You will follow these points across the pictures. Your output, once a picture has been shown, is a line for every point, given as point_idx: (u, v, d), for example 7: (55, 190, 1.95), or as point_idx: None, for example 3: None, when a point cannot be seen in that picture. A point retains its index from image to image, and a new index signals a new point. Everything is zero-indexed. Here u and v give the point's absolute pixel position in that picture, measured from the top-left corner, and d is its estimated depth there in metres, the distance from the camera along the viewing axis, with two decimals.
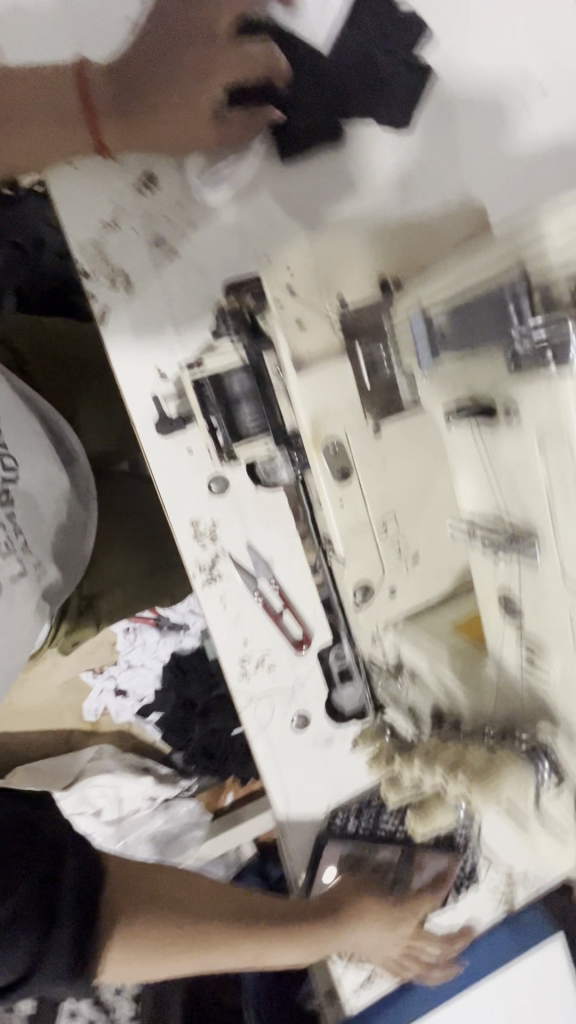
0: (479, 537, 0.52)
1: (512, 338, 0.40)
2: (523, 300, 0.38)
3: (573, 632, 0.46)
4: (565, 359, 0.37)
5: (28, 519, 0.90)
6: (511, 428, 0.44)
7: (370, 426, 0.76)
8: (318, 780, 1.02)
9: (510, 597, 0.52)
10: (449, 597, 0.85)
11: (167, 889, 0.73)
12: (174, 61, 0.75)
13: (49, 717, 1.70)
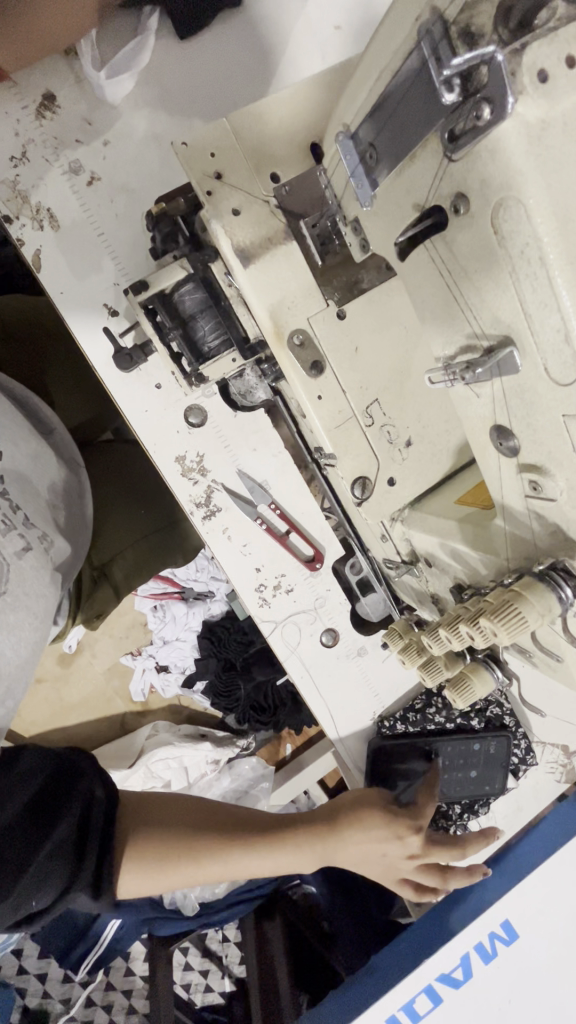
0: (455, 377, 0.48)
1: (442, 102, 0.37)
2: (442, 56, 0.37)
3: (561, 433, 0.43)
4: (499, 108, 0.34)
5: (26, 493, 0.87)
6: (461, 223, 0.40)
7: (332, 309, 0.72)
8: (357, 692, 1.03)
9: (502, 425, 0.48)
10: (450, 477, 0.82)
11: (189, 814, 0.71)
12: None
13: (102, 704, 1.76)
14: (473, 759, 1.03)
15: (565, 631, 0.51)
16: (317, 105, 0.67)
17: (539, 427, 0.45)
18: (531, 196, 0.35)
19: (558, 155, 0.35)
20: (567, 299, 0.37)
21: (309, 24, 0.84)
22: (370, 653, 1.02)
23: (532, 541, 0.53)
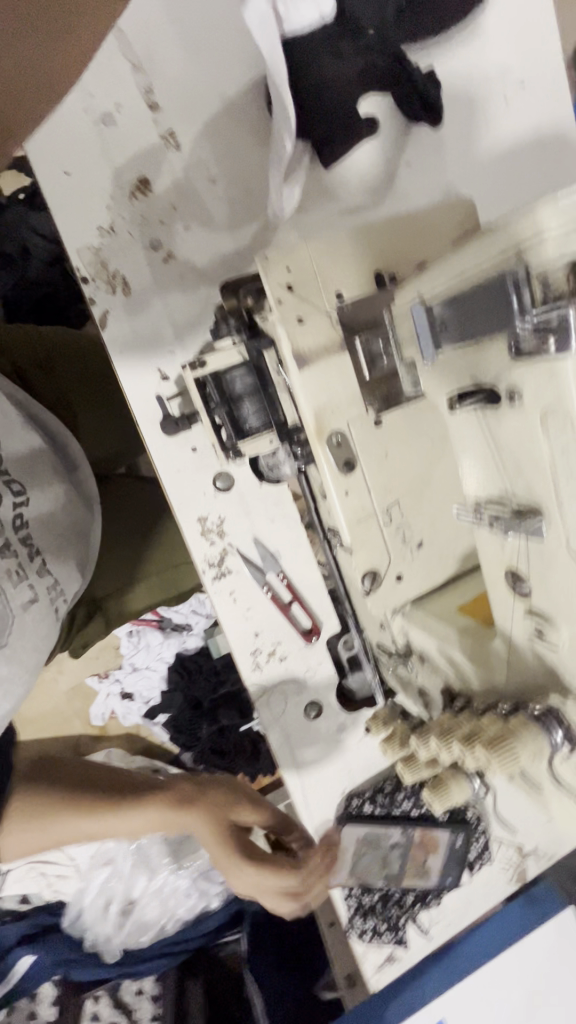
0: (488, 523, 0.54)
1: (516, 323, 0.42)
2: (523, 287, 0.41)
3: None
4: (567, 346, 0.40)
5: (45, 539, 0.91)
6: (514, 411, 0.46)
7: (370, 416, 0.78)
8: (332, 766, 1.05)
9: (521, 573, 0.53)
10: (453, 580, 0.88)
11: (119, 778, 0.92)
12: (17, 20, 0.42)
13: (60, 727, 1.72)
14: (431, 850, 1.05)
15: (552, 771, 0.55)
16: (384, 246, 0.76)
17: (554, 586, 0.50)
18: None
19: None
20: None
21: (383, 157, 0.93)
22: (349, 730, 1.05)
23: (532, 675, 0.59)
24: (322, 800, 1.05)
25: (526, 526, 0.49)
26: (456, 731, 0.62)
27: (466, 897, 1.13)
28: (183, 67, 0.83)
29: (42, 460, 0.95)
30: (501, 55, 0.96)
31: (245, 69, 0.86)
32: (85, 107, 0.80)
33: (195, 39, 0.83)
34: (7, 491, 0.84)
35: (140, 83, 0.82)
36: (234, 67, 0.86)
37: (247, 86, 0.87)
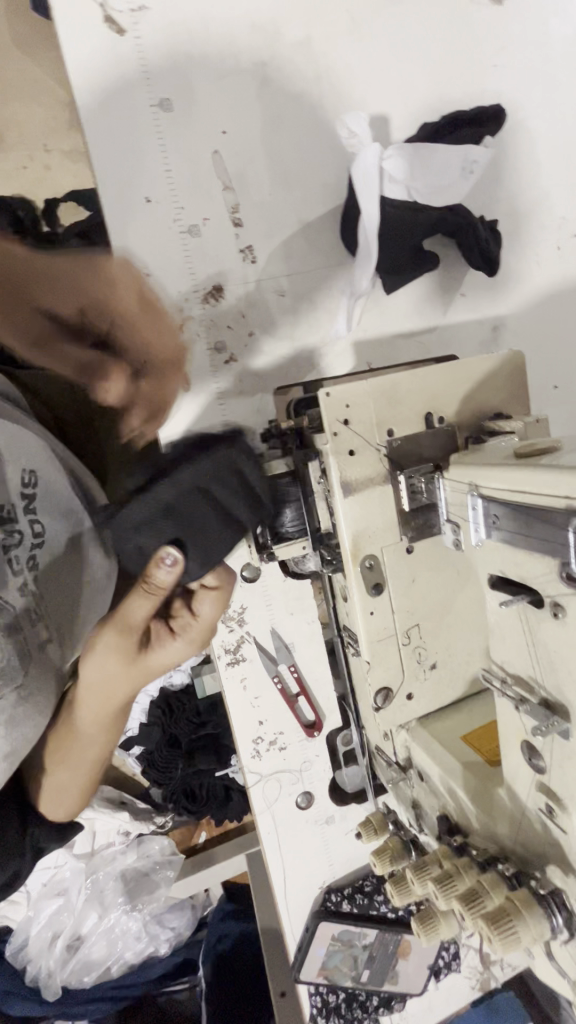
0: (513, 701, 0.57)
1: (570, 562, 0.45)
2: None
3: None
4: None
5: None
6: (556, 621, 0.50)
7: (403, 544, 0.82)
8: (314, 857, 1.06)
9: (541, 753, 0.56)
10: (459, 702, 0.91)
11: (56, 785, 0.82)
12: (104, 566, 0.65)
13: None
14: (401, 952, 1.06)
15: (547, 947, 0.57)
16: (441, 388, 0.80)
17: (570, 779, 0.53)
18: None
19: None
20: None
21: (440, 287, 0.99)
22: (335, 823, 1.06)
23: (535, 840, 0.61)
24: (300, 889, 1.06)
25: (552, 722, 0.52)
26: (453, 882, 0.63)
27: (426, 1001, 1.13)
28: (269, 193, 0.90)
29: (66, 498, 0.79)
30: (558, 212, 1.03)
31: (326, 199, 0.92)
32: (174, 219, 0.86)
33: (284, 170, 0.90)
34: (27, 528, 0.70)
35: (227, 202, 0.88)
36: (316, 195, 0.91)
37: (325, 214, 0.92)
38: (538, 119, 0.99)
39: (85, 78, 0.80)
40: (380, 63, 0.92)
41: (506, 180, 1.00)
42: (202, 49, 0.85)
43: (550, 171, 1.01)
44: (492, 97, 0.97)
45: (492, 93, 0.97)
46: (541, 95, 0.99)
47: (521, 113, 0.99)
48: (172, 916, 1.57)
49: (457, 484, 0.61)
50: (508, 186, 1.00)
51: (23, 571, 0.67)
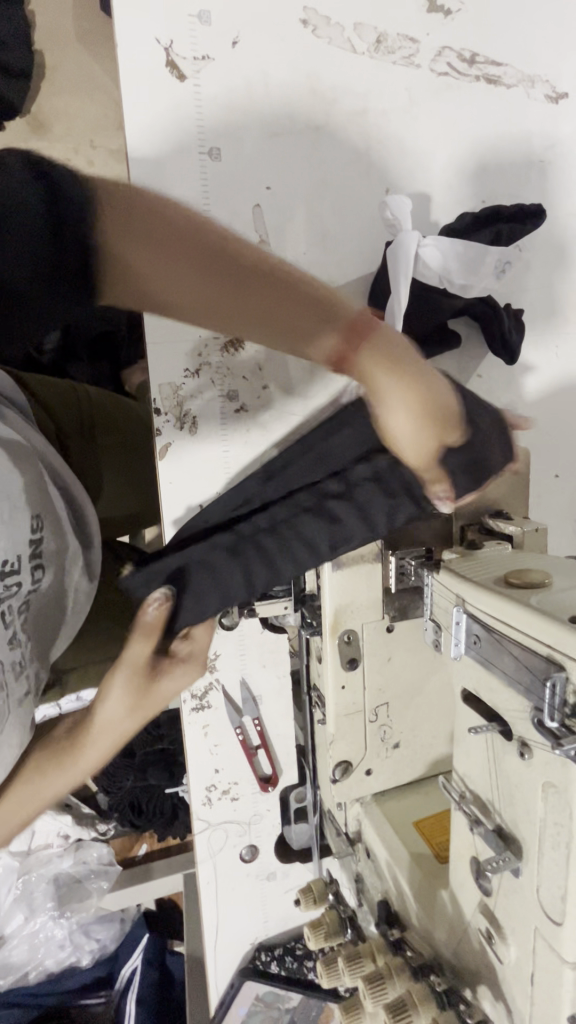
0: (469, 821, 0.57)
1: (544, 714, 0.45)
2: (558, 688, 0.44)
3: (532, 943, 0.51)
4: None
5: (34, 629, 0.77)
6: (521, 760, 0.50)
7: (384, 622, 0.82)
8: (251, 912, 1.04)
9: (490, 880, 0.56)
10: (417, 784, 0.90)
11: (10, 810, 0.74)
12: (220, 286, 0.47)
13: None
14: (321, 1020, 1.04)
15: None
16: None
17: (514, 915, 0.53)
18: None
19: None
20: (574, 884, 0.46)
21: (457, 367, 0.99)
22: (277, 881, 1.05)
23: (471, 958, 0.61)
24: (232, 943, 1.04)
25: (505, 858, 0.51)
26: None
27: None
28: (303, 254, 0.90)
29: (60, 526, 0.85)
30: None
31: (358, 266, 0.93)
32: None
33: (322, 233, 0.90)
34: (29, 577, 0.74)
35: None
36: (348, 262, 0.92)
37: (355, 281, 0.93)
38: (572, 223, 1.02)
39: (140, 120, 0.81)
40: (429, 145, 0.93)
41: (534, 275, 1.01)
42: (260, 109, 0.85)
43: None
44: (531, 196, 0.99)
45: (531, 193, 0.99)
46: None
47: (556, 214, 1.01)
48: (99, 926, 1.54)
49: (443, 591, 0.61)
50: (535, 280, 1.01)
51: (17, 618, 0.71)
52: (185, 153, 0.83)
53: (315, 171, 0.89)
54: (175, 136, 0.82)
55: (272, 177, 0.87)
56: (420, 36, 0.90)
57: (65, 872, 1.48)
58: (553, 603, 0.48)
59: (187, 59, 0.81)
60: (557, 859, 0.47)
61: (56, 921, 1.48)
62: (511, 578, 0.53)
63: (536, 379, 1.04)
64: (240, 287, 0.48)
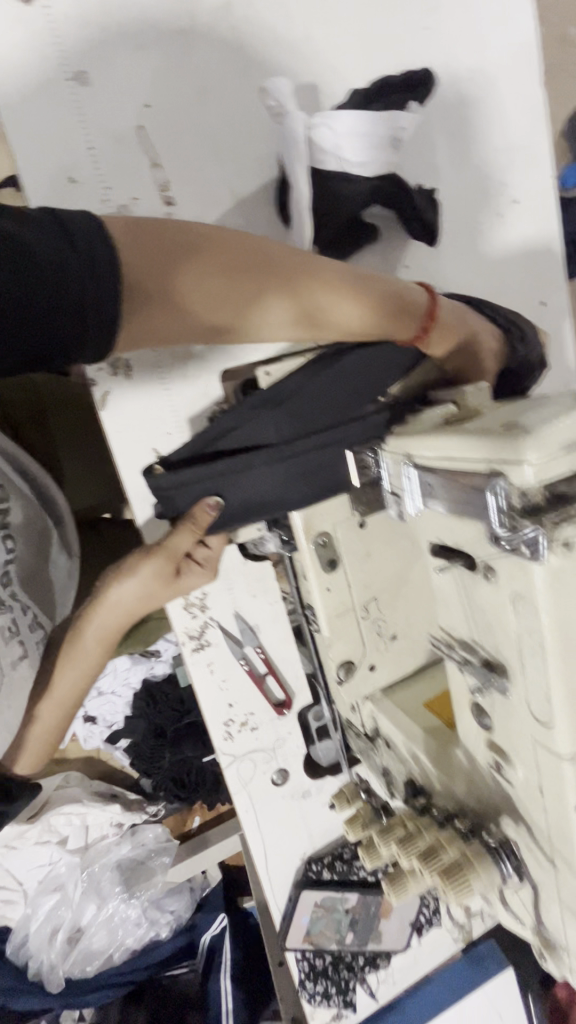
0: (460, 663, 0.59)
1: (493, 527, 0.46)
2: (501, 495, 0.44)
3: (533, 753, 0.53)
4: (540, 555, 0.44)
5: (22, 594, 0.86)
6: (488, 584, 0.51)
7: (355, 519, 0.83)
8: (294, 831, 1.08)
9: (490, 713, 0.58)
10: (423, 670, 0.92)
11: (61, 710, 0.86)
12: (199, 268, 0.63)
13: None
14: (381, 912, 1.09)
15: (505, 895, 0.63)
16: None
17: (514, 734, 0.55)
18: (543, 609, 0.46)
19: (569, 585, 0.45)
20: (555, 681, 0.48)
21: (382, 258, 0.97)
22: (312, 796, 1.08)
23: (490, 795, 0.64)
24: (283, 864, 1.08)
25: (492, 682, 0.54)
26: (414, 843, 0.69)
27: (412, 957, 1.17)
28: (200, 169, 0.87)
29: (25, 503, 0.90)
30: (494, 181, 1.03)
31: (259, 172, 0.89)
32: (102, 200, 0.83)
33: (214, 144, 0.87)
34: (3, 551, 0.81)
35: (156, 180, 0.85)
36: (248, 169, 0.89)
37: (259, 187, 0.90)
38: (468, 88, 0.99)
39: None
40: (305, 34, 0.89)
41: (440, 152, 0.99)
42: (121, 23, 0.81)
43: (484, 141, 1.01)
44: (422, 66, 0.96)
45: (421, 63, 0.96)
46: (468, 64, 0.98)
47: (449, 82, 0.98)
48: (170, 899, 1.63)
49: (394, 457, 0.61)
50: (442, 156, 0.99)
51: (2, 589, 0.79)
52: (51, 83, 0.79)
53: (193, 78, 0.85)
54: (36, 67, 0.78)
55: (149, 93, 0.83)
56: None
57: (125, 856, 1.56)
58: (489, 423, 0.48)
59: None
60: (535, 664, 0.49)
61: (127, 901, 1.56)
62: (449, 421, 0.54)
63: (462, 259, 1.03)
64: (227, 263, 0.64)
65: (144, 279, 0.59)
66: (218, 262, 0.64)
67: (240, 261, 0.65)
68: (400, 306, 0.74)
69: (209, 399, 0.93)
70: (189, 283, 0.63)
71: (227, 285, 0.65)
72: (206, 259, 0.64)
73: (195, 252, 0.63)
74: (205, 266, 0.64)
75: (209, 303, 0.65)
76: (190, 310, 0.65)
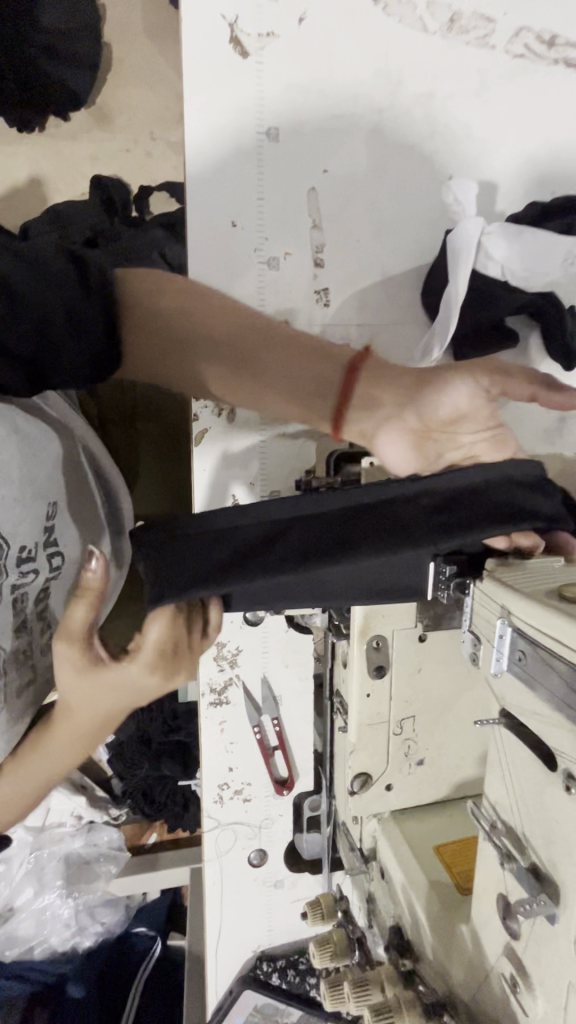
0: (508, 864, 0.51)
1: None
2: None
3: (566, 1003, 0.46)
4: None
5: (61, 601, 0.80)
6: (568, 796, 0.44)
7: (416, 630, 0.76)
8: (254, 923, 1.01)
9: (524, 925, 0.50)
10: (443, 804, 0.85)
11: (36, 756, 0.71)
12: (169, 309, 0.62)
13: None
14: None
15: None
16: None
17: (545, 966, 0.48)
18: None
19: None
20: None
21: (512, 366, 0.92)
22: (283, 890, 1.01)
23: (490, 1002, 0.56)
24: (233, 955, 1.00)
25: (539, 901, 0.46)
26: None
27: None
28: (356, 240, 0.86)
29: (84, 511, 0.86)
30: None
31: (414, 256, 0.89)
32: (255, 248, 0.83)
33: (378, 220, 0.87)
34: (45, 565, 0.74)
35: (312, 242, 0.85)
36: (402, 251, 0.88)
37: (409, 272, 0.89)
38: None
39: (194, 93, 0.79)
40: (498, 128, 0.88)
41: None
42: (323, 94, 0.83)
43: None
44: None
45: None
46: None
47: None
48: (104, 910, 1.43)
49: (487, 599, 0.56)
50: None
51: (32, 607, 0.72)
52: (240, 138, 0.81)
53: (376, 156, 0.85)
54: (231, 118, 0.80)
55: (328, 161, 0.84)
56: (499, 23, 0.86)
57: (76, 852, 1.40)
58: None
59: (255, 51, 0.80)
60: None
61: (63, 900, 1.38)
62: (565, 591, 0.48)
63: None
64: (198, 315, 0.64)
65: (153, 297, 0.61)
66: (199, 317, 0.64)
67: (310, 348, 0.68)
68: (455, 416, 0.68)
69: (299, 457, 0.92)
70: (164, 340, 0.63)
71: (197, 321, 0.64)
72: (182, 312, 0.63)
73: (174, 293, 0.63)
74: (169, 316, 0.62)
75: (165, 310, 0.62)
76: (167, 321, 0.62)
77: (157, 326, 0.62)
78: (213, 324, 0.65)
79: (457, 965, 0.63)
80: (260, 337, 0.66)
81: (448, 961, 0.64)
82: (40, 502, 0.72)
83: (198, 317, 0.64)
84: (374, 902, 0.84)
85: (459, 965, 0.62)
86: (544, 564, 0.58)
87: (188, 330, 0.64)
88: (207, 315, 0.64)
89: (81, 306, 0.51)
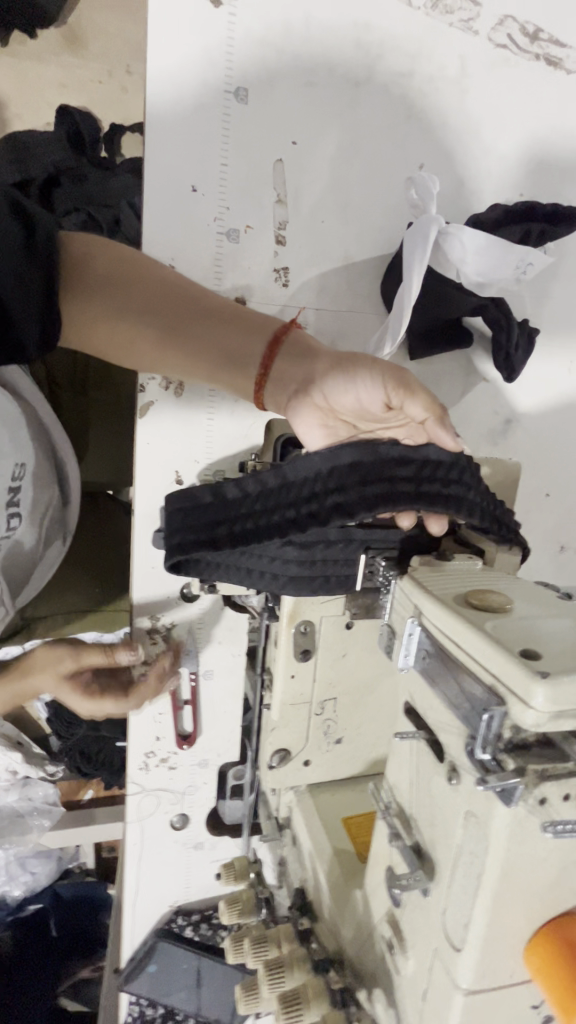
0: (395, 843, 0.55)
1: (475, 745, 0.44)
2: (494, 722, 0.42)
3: (429, 961, 0.51)
4: (508, 803, 0.41)
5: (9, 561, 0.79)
6: (449, 784, 0.48)
7: (343, 618, 0.78)
8: (172, 880, 1.05)
9: (404, 898, 0.54)
10: (357, 777, 0.90)
11: None
12: (109, 282, 0.69)
13: None
14: None
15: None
16: None
17: (417, 930, 0.53)
18: (491, 844, 0.43)
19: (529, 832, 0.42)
20: (477, 920, 0.44)
21: (461, 363, 0.94)
22: (204, 850, 1.06)
23: (371, 959, 0.62)
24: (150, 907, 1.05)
25: (416, 876, 0.51)
26: None
27: None
28: (320, 221, 0.84)
29: (42, 472, 0.84)
30: None
31: (376, 244, 0.87)
32: (214, 217, 0.80)
33: (342, 202, 0.85)
34: (5, 525, 0.74)
35: (275, 217, 0.82)
36: (359, 234, 0.86)
37: (369, 260, 0.88)
38: None
39: (160, 29, 0.73)
40: (472, 119, 0.87)
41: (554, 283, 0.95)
42: (294, 57, 0.79)
43: None
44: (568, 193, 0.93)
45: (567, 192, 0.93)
46: None
47: None
48: (38, 858, 1.41)
49: (403, 596, 0.58)
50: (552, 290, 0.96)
51: None
52: (202, 93, 0.76)
53: (346, 131, 0.82)
54: (196, 69, 0.75)
55: (296, 131, 0.81)
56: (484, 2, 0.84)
57: (12, 804, 1.36)
58: (506, 631, 0.46)
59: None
60: (465, 893, 0.46)
61: None
62: (470, 598, 0.51)
63: (543, 389, 0.99)
64: (138, 284, 0.70)
65: (98, 270, 0.68)
66: (142, 284, 0.70)
67: (232, 317, 0.73)
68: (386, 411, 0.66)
69: (247, 441, 0.92)
70: (96, 305, 0.69)
71: (141, 290, 0.70)
72: (120, 279, 0.69)
73: (119, 261, 0.70)
74: (111, 289, 0.69)
75: (102, 274, 0.68)
76: (110, 284, 0.69)
77: (95, 291, 0.68)
78: (158, 293, 0.71)
79: (347, 926, 0.68)
80: (209, 307, 0.72)
81: (339, 921, 0.70)
82: (6, 464, 0.71)
83: (139, 291, 0.70)
84: (285, 867, 0.90)
85: (349, 926, 0.68)
86: (461, 570, 0.61)
87: (130, 295, 0.70)
88: (149, 281, 0.71)
89: (32, 273, 0.58)
